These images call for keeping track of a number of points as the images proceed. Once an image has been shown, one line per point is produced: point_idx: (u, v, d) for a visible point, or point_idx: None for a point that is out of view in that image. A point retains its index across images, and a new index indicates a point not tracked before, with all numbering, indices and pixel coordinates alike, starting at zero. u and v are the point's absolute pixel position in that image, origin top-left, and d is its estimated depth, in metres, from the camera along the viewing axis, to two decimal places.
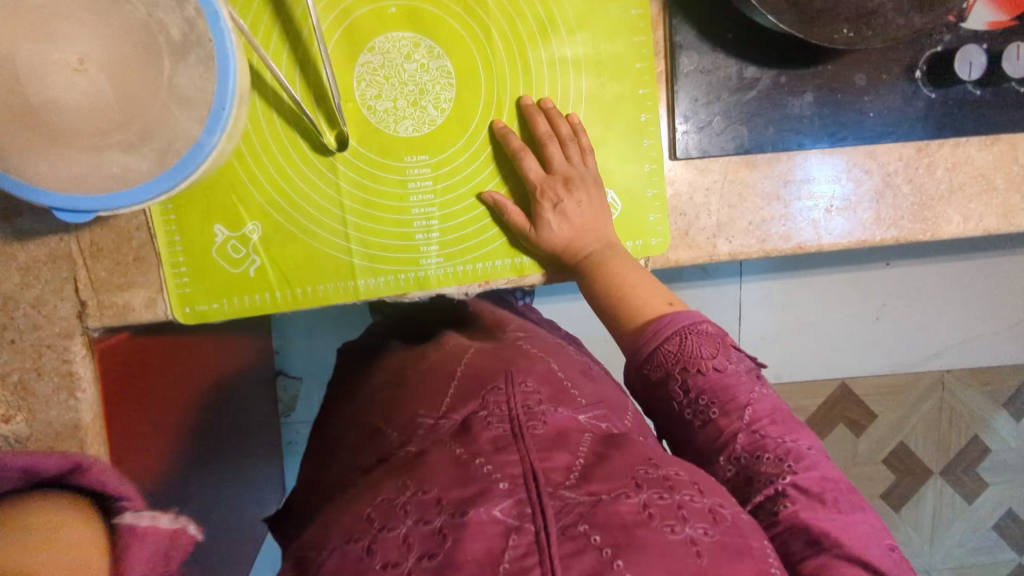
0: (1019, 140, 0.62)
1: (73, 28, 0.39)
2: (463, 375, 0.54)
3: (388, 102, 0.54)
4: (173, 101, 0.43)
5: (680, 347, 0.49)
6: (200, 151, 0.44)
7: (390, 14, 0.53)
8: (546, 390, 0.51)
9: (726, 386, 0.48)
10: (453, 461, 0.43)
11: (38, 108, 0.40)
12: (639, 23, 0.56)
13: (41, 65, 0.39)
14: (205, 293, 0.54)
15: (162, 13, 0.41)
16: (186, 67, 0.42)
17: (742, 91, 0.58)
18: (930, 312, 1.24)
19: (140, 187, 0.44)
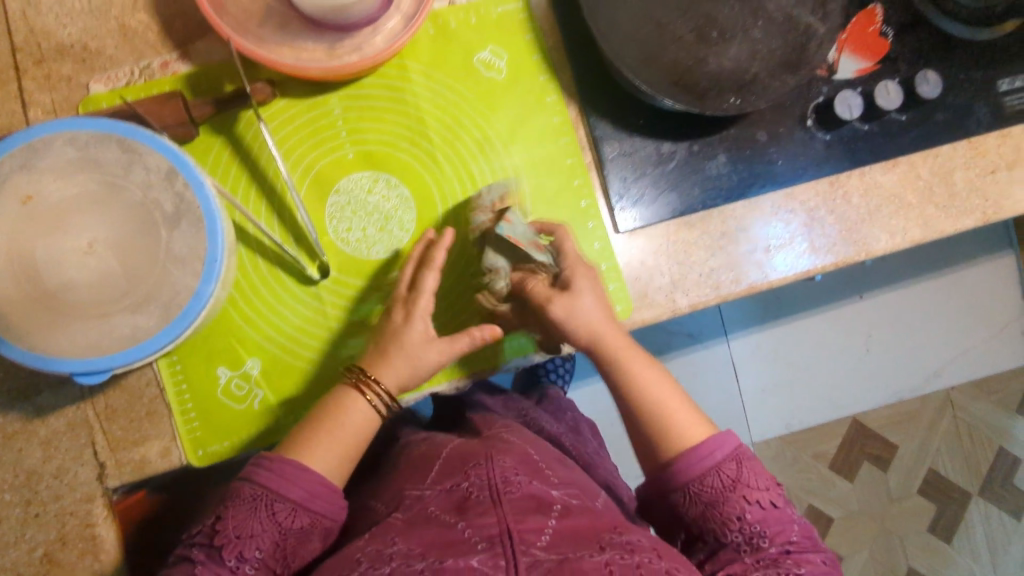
0: (914, 160, 0.71)
1: (84, 219, 0.47)
2: (446, 458, 0.59)
3: (359, 232, 0.61)
4: (172, 263, 0.49)
5: (734, 471, 0.56)
6: (199, 300, 0.49)
7: (349, 160, 0.62)
8: (521, 464, 0.56)
9: (774, 516, 0.57)
10: (436, 521, 0.50)
11: (55, 290, 0.46)
12: (562, 127, 0.65)
13: (57, 253, 0.46)
14: (216, 433, 0.58)
15: (155, 192, 0.49)
16: (179, 233, 0.49)
17: (663, 164, 0.66)
18: (914, 332, 1.28)
19: (149, 341, 0.48)
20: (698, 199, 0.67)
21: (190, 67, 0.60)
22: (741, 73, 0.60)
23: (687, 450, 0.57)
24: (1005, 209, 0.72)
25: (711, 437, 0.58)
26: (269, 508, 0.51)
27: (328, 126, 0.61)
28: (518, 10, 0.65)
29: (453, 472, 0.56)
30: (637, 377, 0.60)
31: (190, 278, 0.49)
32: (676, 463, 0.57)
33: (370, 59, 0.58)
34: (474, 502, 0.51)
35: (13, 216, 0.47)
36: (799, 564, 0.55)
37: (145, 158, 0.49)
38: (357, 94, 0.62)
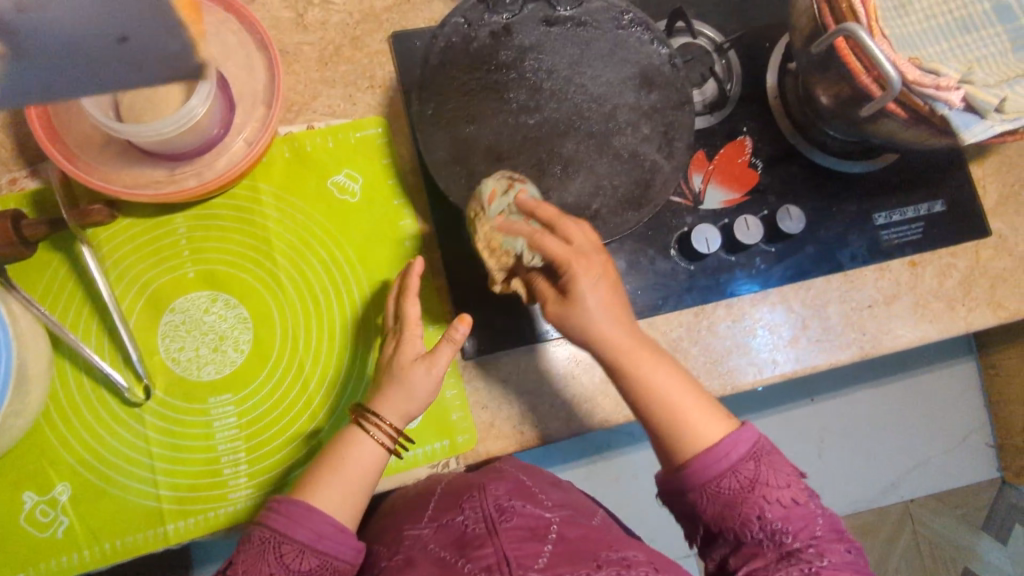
0: (786, 292, 0.69)
1: None
2: (446, 489, 0.58)
3: (191, 352, 0.60)
4: None
5: (751, 475, 0.53)
6: None
7: (188, 279, 0.61)
8: (515, 490, 0.56)
9: (796, 514, 0.53)
10: (437, 560, 0.50)
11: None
12: (413, 251, 0.65)
13: None
14: (13, 563, 0.56)
15: None
16: None
17: (515, 290, 0.65)
18: (864, 440, 1.19)
19: None
20: (555, 324, 0.65)
21: (38, 184, 0.61)
22: (581, 209, 0.60)
23: (698, 455, 0.54)
24: (886, 344, 0.70)
25: (727, 435, 0.54)
26: (283, 545, 0.50)
27: (170, 245, 0.61)
28: (377, 135, 0.66)
29: (450, 506, 0.55)
30: (654, 379, 0.56)
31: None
32: (687, 467, 0.54)
33: (207, 186, 0.58)
34: (470, 537, 0.51)
35: None
36: (821, 552, 0.53)
37: None
38: (203, 214, 0.62)
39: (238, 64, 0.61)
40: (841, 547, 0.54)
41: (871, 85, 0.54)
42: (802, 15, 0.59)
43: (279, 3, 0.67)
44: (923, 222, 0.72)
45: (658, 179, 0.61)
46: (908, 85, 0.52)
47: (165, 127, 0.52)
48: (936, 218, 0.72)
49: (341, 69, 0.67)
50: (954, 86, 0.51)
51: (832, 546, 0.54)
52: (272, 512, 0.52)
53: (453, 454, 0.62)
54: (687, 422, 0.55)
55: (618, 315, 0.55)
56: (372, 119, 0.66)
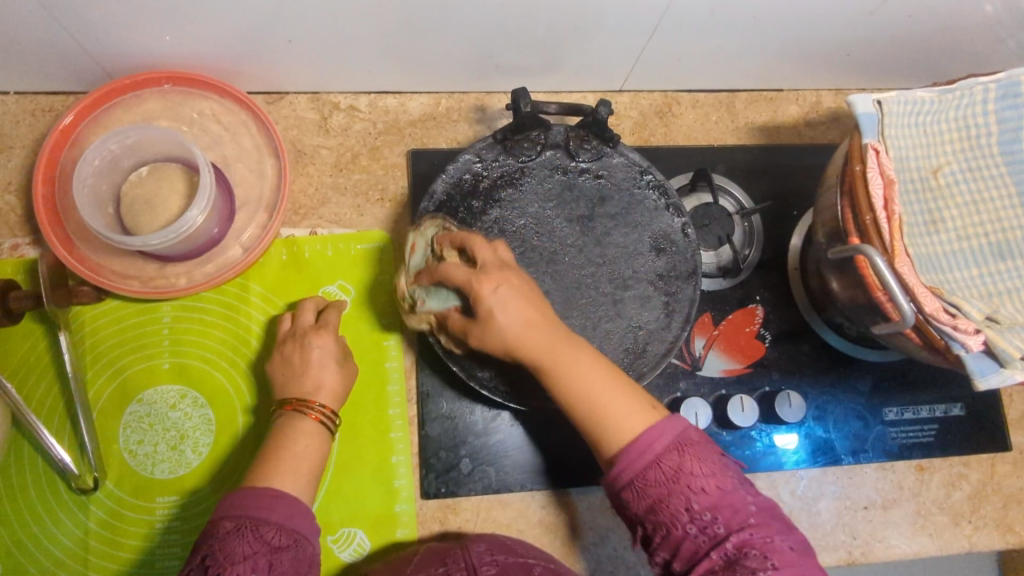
0: (776, 478, 0.65)
1: None
2: (425, 555, 0.55)
3: (149, 446, 0.59)
4: None
5: (676, 462, 0.45)
6: None
7: (162, 370, 0.61)
8: (494, 546, 0.54)
9: (726, 499, 0.44)
10: None
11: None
12: (392, 374, 0.63)
13: None
14: None
15: None
16: None
17: (486, 434, 0.62)
18: None
19: None
20: (527, 476, 0.62)
21: (37, 253, 0.62)
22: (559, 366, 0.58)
23: (621, 449, 0.46)
24: (877, 553, 0.65)
25: (650, 427, 0.46)
26: (256, 537, 0.44)
27: (152, 333, 0.61)
28: (377, 250, 0.65)
29: (430, 562, 0.52)
30: (574, 382, 0.48)
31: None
32: (617, 464, 0.46)
33: (190, 289, 0.57)
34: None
35: None
36: (768, 556, 0.42)
37: None
38: (191, 307, 0.62)
39: (249, 167, 0.62)
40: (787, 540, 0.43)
41: (886, 305, 0.51)
42: (826, 207, 0.57)
43: (306, 104, 0.68)
44: (936, 425, 0.67)
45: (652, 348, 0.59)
46: (924, 314, 0.49)
47: (155, 240, 0.52)
48: (950, 423, 0.67)
49: (354, 178, 0.67)
50: (972, 328, 0.48)
51: (775, 539, 0.43)
52: (233, 503, 0.46)
53: None
54: (606, 410, 0.47)
55: (539, 308, 0.49)
56: (375, 234, 0.66)
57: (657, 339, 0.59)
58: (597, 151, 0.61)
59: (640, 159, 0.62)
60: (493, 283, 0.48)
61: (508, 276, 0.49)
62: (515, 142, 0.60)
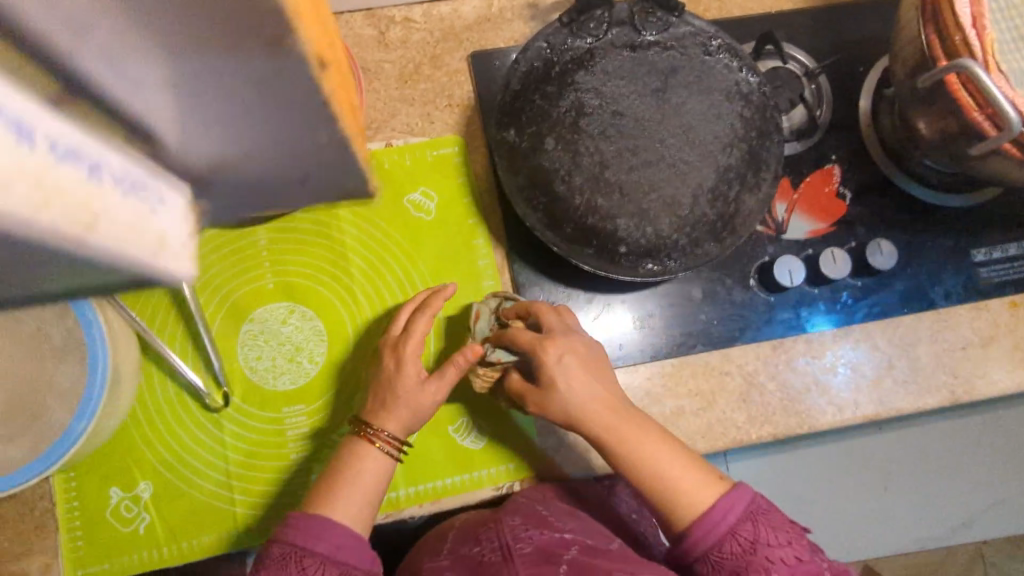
0: (870, 329, 0.66)
1: None
2: (460, 529, 0.61)
3: (268, 361, 0.62)
4: (53, 396, 0.50)
5: (751, 536, 0.51)
6: (68, 436, 0.49)
7: (268, 289, 0.63)
8: (529, 518, 0.57)
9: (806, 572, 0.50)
10: None
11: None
12: (486, 270, 0.65)
13: None
14: (96, 554, 0.58)
15: (48, 326, 0.51)
16: (66, 366, 0.51)
17: (587, 315, 0.64)
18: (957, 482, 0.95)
19: (15, 473, 0.49)
20: (626, 351, 0.64)
21: None
22: (674, 235, 0.59)
23: (691, 524, 0.52)
24: (980, 390, 0.66)
25: (722, 496, 0.52)
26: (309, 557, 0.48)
27: (252, 256, 0.63)
28: (453, 155, 0.67)
29: (465, 539, 0.58)
30: (656, 457, 0.54)
31: (68, 413, 0.50)
32: (693, 533, 0.52)
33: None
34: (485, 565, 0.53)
35: None
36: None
37: None
38: (284, 228, 0.64)
39: None
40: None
41: (983, 123, 0.51)
42: (906, 42, 0.56)
43: (362, 21, 0.68)
44: None
45: (739, 211, 0.60)
46: None
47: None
48: None
49: (420, 88, 0.68)
50: None
51: None
52: (291, 528, 0.50)
53: None
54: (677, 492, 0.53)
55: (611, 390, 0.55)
56: (449, 139, 0.67)
57: (748, 197, 0.60)
58: (664, 22, 0.62)
59: (706, 26, 0.62)
60: (558, 351, 0.55)
61: (572, 345, 0.56)
62: (582, 22, 0.61)
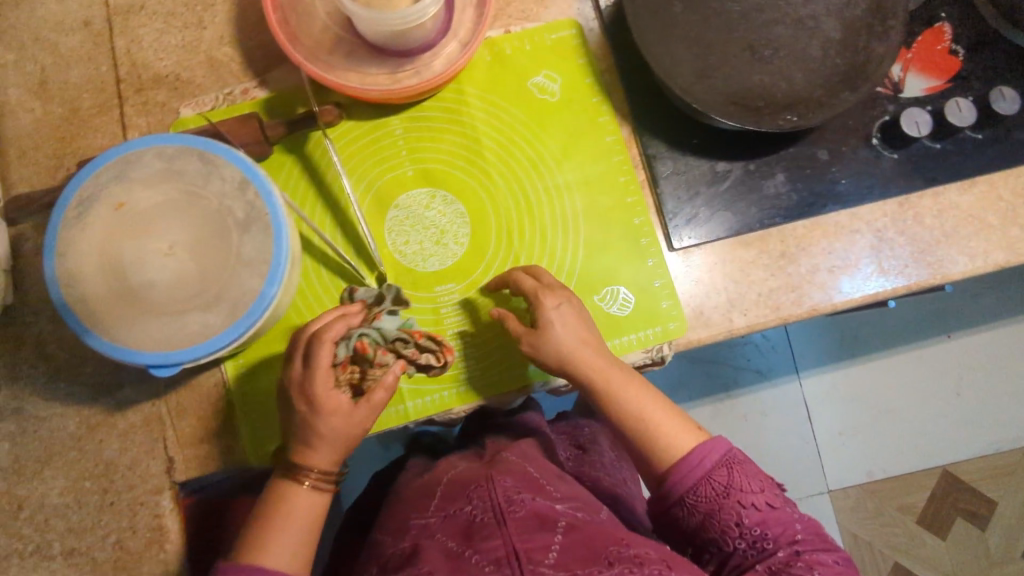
0: (995, 179, 0.67)
1: (167, 224, 0.51)
2: (446, 486, 0.67)
3: (416, 245, 0.64)
4: (241, 267, 0.52)
5: (726, 479, 0.58)
6: (263, 300, 0.51)
7: (408, 177, 0.65)
8: (521, 476, 0.66)
9: (776, 518, 0.58)
10: (446, 552, 0.57)
11: (135, 288, 0.51)
12: (615, 146, 0.66)
13: (140, 254, 0.50)
14: (275, 433, 0.60)
15: (230, 200, 0.52)
16: (249, 237, 0.52)
17: (718, 182, 0.66)
18: None
19: (215, 339, 0.51)
20: (758, 216, 0.66)
21: (268, 93, 0.65)
22: (811, 87, 0.60)
23: (679, 461, 0.58)
24: None
25: (699, 444, 0.59)
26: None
27: (390, 146, 0.65)
28: (571, 36, 0.67)
29: (456, 497, 0.64)
30: (633, 405, 0.60)
31: (259, 280, 0.52)
32: (670, 478, 0.58)
33: (430, 83, 0.61)
34: (481, 526, 0.58)
35: (106, 222, 0.52)
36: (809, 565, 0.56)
37: (222, 170, 0.53)
38: (417, 117, 0.66)
39: None
40: (826, 553, 0.58)
41: None
42: None
43: None
44: None
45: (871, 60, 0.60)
46: None
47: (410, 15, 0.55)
48: None
49: None
50: None
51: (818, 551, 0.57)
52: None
53: (665, 340, 0.64)
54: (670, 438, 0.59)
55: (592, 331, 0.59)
56: (566, 21, 0.67)
57: (882, 44, 0.60)
58: None
59: None
60: (557, 300, 0.59)
61: (569, 296, 0.60)
62: None
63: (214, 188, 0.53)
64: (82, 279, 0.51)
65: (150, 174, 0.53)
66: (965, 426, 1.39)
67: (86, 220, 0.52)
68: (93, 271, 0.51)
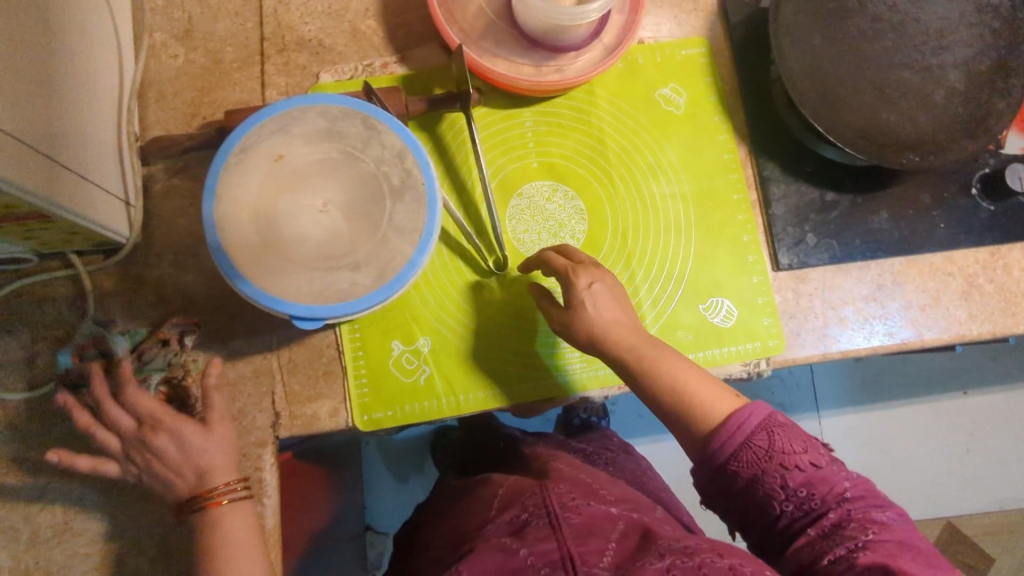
0: None
1: (326, 182, 0.53)
2: (505, 494, 0.67)
3: (535, 234, 0.65)
4: (392, 232, 0.53)
5: (768, 441, 0.53)
6: (412, 266, 0.53)
7: (533, 168, 0.66)
8: (576, 486, 0.66)
9: (823, 478, 0.53)
10: (502, 548, 0.57)
11: (289, 239, 0.52)
12: (731, 164, 0.69)
13: (297, 209, 0.52)
14: (382, 401, 0.60)
15: (386, 167, 0.54)
16: (403, 204, 0.54)
17: (826, 211, 0.68)
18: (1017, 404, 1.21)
19: (362, 297, 0.52)
20: (858, 249, 0.68)
21: (406, 70, 0.67)
22: (932, 133, 0.64)
23: (718, 429, 0.54)
24: None
25: (740, 408, 0.55)
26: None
27: (519, 136, 0.67)
28: (700, 55, 0.70)
29: (511, 504, 0.64)
30: (664, 371, 0.57)
31: (409, 248, 0.53)
32: (712, 444, 0.54)
33: (574, 79, 0.63)
34: (534, 528, 0.58)
35: (265, 172, 0.53)
36: (865, 524, 0.51)
37: (382, 136, 0.55)
38: (548, 111, 0.67)
39: None
40: (884, 511, 0.53)
41: None
42: None
43: None
44: None
45: (987, 113, 0.64)
46: None
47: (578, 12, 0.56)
48: None
49: None
50: None
51: (874, 510, 0.53)
52: None
53: (763, 356, 0.66)
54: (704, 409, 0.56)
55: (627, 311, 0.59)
56: (696, 40, 0.70)
57: (998, 99, 0.64)
58: None
59: None
60: (588, 278, 0.58)
61: (601, 274, 0.59)
62: None
63: (374, 154, 0.54)
64: (237, 224, 0.52)
65: (314, 132, 0.54)
66: (974, 482, 1.43)
67: (248, 167, 0.53)
68: (248, 217, 0.53)
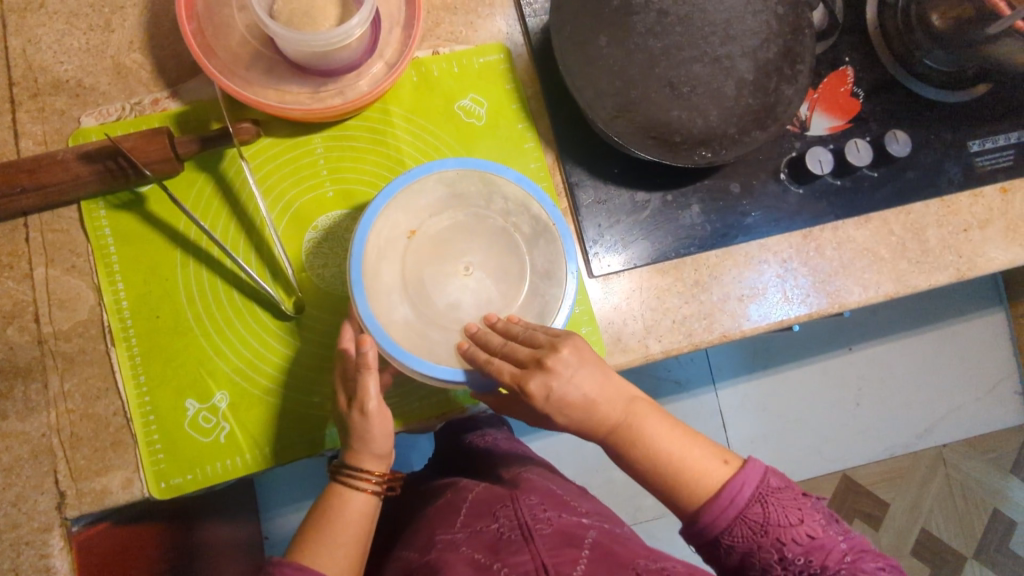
0: (888, 216, 0.72)
1: (465, 246, 0.62)
2: (473, 501, 0.65)
3: (335, 267, 0.63)
4: (539, 278, 0.60)
5: (765, 510, 0.52)
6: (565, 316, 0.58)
7: (328, 198, 0.63)
8: (545, 495, 0.65)
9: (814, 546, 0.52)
10: (474, 564, 0.55)
11: (442, 308, 0.60)
12: (539, 173, 0.67)
13: (442, 278, 0.61)
14: (179, 466, 0.58)
15: (514, 217, 0.61)
16: (539, 249, 0.60)
17: (637, 212, 0.68)
18: (908, 385, 1.38)
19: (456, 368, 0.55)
20: (665, 249, 0.68)
21: (180, 105, 0.62)
22: (724, 127, 0.63)
23: (709, 497, 0.53)
24: (981, 267, 0.71)
25: (732, 477, 0.53)
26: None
27: (308, 165, 0.63)
28: (499, 61, 0.68)
29: (482, 514, 0.62)
30: (647, 435, 0.54)
31: (557, 288, 0.59)
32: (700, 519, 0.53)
33: (380, 86, 0.60)
34: (507, 542, 0.57)
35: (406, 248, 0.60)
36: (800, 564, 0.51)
37: (503, 189, 0.61)
38: (340, 135, 0.64)
39: None
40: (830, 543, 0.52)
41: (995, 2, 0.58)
42: None
43: None
44: (1013, 150, 0.73)
45: (779, 101, 0.64)
46: None
47: (316, 38, 0.53)
48: None
49: None
50: None
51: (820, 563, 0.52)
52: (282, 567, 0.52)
53: None
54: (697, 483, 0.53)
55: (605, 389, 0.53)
56: (494, 46, 0.68)
57: (788, 84, 0.64)
58: None
59: None
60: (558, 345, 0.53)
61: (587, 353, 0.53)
62: None
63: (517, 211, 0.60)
64: (385, 291, 0.58)
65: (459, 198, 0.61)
66: None
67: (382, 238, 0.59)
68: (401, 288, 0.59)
